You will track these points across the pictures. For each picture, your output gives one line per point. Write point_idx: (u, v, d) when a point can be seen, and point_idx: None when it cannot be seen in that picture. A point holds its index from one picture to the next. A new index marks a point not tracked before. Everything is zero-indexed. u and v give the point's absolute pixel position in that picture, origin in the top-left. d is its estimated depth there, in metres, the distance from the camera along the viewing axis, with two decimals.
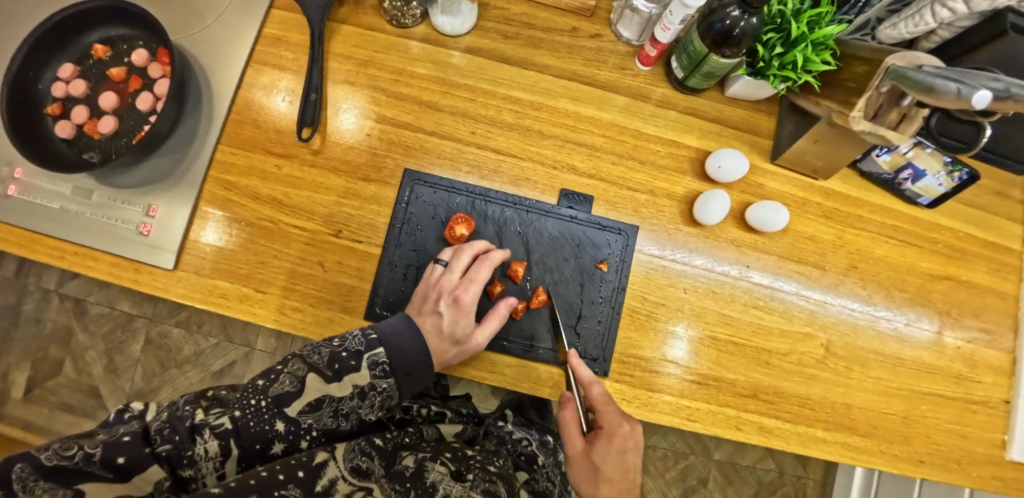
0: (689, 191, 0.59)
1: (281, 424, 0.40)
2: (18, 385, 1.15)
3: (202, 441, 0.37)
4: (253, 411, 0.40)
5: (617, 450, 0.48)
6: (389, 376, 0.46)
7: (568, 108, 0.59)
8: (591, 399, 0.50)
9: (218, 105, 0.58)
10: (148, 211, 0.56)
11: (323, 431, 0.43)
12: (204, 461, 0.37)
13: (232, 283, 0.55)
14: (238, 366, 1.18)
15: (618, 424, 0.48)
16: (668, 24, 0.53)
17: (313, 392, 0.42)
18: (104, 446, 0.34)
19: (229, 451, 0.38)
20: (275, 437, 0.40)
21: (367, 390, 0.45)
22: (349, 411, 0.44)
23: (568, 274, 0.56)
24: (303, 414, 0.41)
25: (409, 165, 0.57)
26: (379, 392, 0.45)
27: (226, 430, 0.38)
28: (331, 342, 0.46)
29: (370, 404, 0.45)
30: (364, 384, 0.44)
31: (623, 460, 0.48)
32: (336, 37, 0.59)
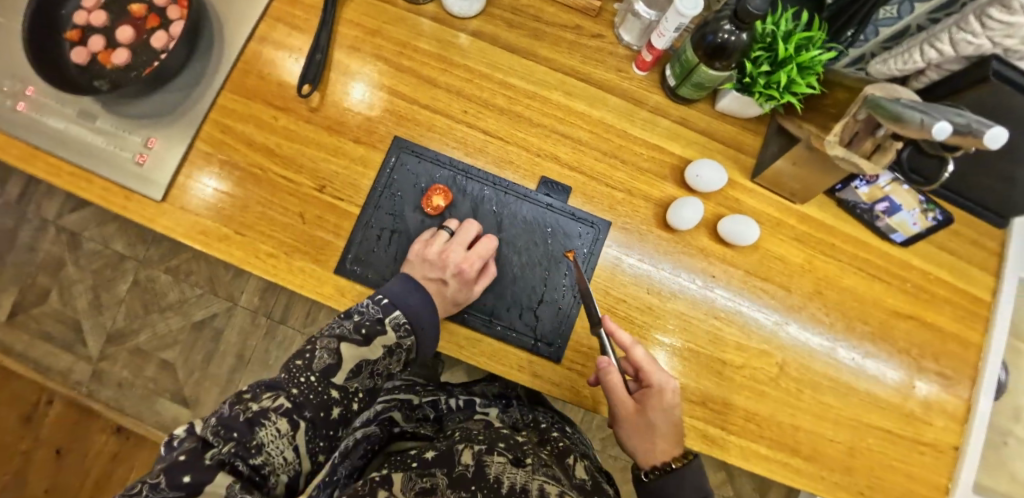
0: (665, 196, 0.61)
1: (335, 391, 0.45)
2: (4, 308, 1.18)
3: (266, 427, 0.39)
4: (305, 386, 0.44)
5: (669, 405, 0.52)
6: (410, 334, 0.52)
7: (560, 100, 0.61)
8: (637, 361, 0.53)
9: (227, 52, 0.60)
10: (146, 143, 0.59)
11: (364, 388, 0.49)
12: (275, 439, 0.39)
13: (214, 222, 0.57)
14: (218, 319, 1.21)
15: (667, 381, 0.53)
16: (663, 30, 0.55)
17: (350, 359, 0.48)
18: (166, 469, 0.34)
19: (297, 426, 0.41)
20: (333, 403, 0.45)
21: (394, 348, 0.51)
22: (385, 368, 0.50)
23: (536, 258, 0.58)
24: (349, 380, 0.47)
25: (400, 134, 0.59)
26: (404, 348, 0.52)
27: (288, 408, 0.41)
28: (346, 315, 0.50)
29: (397, 359, 0.51)
30: (392, 342, 0.51)
31: (673, 414, 0.53)
32: (349, 4, 0.61)
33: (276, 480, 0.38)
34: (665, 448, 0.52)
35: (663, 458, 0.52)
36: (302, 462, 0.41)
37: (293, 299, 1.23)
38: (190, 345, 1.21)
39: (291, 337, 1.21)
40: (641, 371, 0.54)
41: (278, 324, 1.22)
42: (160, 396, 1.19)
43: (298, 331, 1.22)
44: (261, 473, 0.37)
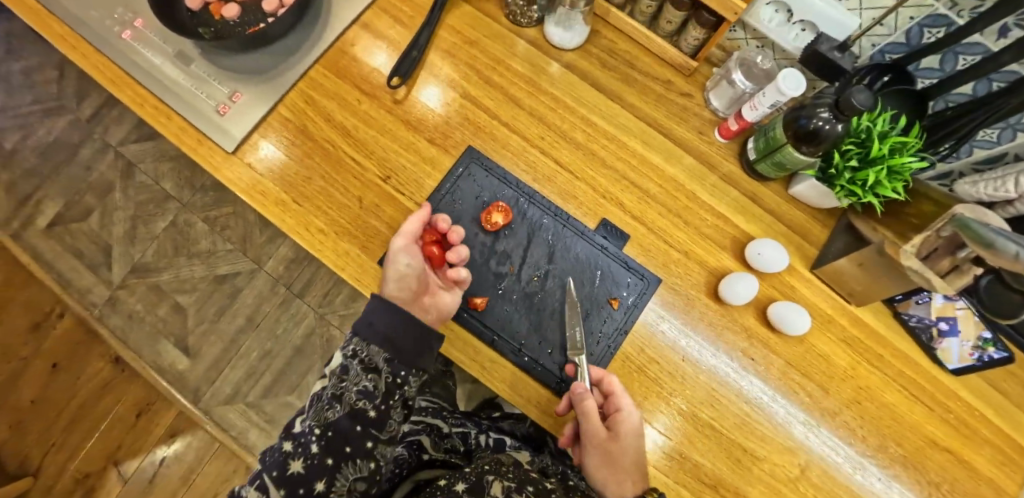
0: (720, 266, 0.60)
1: (287, 444, 0.44)
2: (44, 216, 1.22)
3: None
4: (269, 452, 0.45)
5: (636, 428, 0.51)
6: (354, 339, 0.48)
7: (637, 148, 0.61)
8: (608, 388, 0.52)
9: (328, 30, 0.62)
10: (231, 96, 0.60)
11: (322, 423, 0.45)
12: None
13: (277, 187, 0.58)
14: (240, 277, 1.22)
15: (631, 409, 0.51)
16: (757, 103, 0.55)
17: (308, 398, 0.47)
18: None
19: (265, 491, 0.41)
20: (289, 458, 0.43)
21: (342, 370, 0.47)
22: (348, 386, 0.46)
23: (579, 298, 0.57)
24: (303, 424, 0.45)
25: (474, 144, 0.59)
26: (354, 364, 0.47)
27: (256, 474, 0.43)
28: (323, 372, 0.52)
29: (354, 376, 0.47)
30: (340, 364, 0.48)
31: (640, 441, 0.51)
32: (454, 12, 0.62)
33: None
34: (638, 480, 0.50)
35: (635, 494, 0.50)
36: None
37: (316, 276, 1.23)
38: (207, 296, 1.22)
39: (304, 312, 1.22)
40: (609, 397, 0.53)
41: (295, 297, 1.22)
42: (164, 338, 1.20)
43: (312, 308, 1.22)
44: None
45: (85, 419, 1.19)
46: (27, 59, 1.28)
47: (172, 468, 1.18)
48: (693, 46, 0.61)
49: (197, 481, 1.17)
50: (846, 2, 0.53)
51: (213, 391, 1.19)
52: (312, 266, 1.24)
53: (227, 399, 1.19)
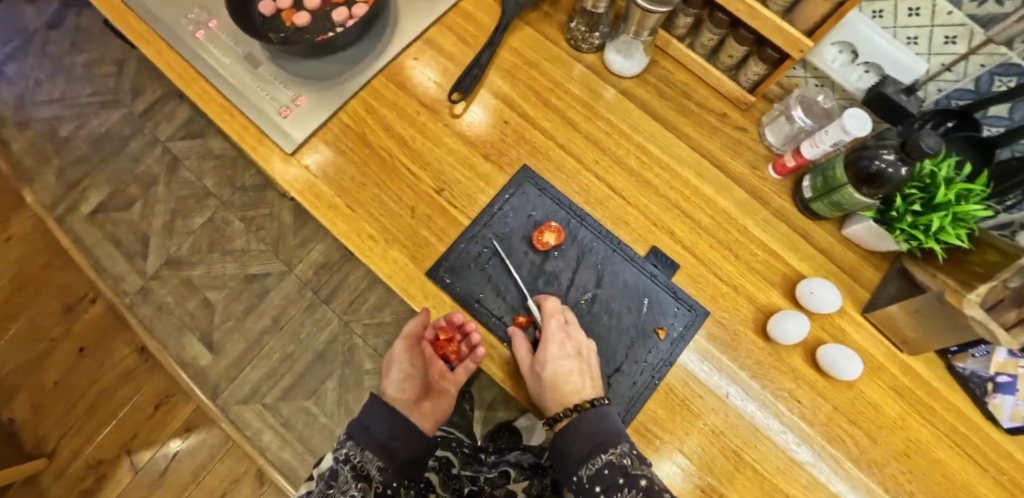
0: (770, 303, 0.59)
1: None
2: (91, 203, 1.28)
3: None
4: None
5: (554, 357, 0.50)
6: (348, 441, 0.49)
7: (690, 179, 0.61)
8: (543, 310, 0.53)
9: (393, 44, 0.63)
10: (294, 99, 0.62)
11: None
12: None
13: (331, 191, 0.58)
14: (270, 278, 1.24)
15: (555, 331, 0.51)
16: (819, 141, 0.55)
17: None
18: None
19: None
20: None
21: (334, 474, 0.47)
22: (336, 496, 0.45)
23: (625, 325, 0.56)
24: None
25: (530, 163, 0.59)
26: (345, 468, 0.47)
27: None
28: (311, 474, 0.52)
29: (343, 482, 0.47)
30: (332, 469, 0.48)
31: (563, 363, 0.50)
32: (516, 34, 0.64)
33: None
34: (555, 398, 0.51)
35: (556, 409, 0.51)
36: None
37: (344, 283, 1.24)
38: (235, 293, 1.23)
39: (329, 318, 1.22)
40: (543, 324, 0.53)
41: (322, 302, 1.23)
42: (190, 331, 1.22)
43: (337, 314, 1.22)
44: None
45: (102, 407, 1.20)
46: (90, 53, 1.38)
47: (184, 462, 1.18)
48: (753, 81, 0.61)
49: (205, 480, 1.16)
50: (915, 47, 0.53)
51: (231, 389, 1.19)
52: (340, 273, 1.25)
53: (245, 399, 1.19)
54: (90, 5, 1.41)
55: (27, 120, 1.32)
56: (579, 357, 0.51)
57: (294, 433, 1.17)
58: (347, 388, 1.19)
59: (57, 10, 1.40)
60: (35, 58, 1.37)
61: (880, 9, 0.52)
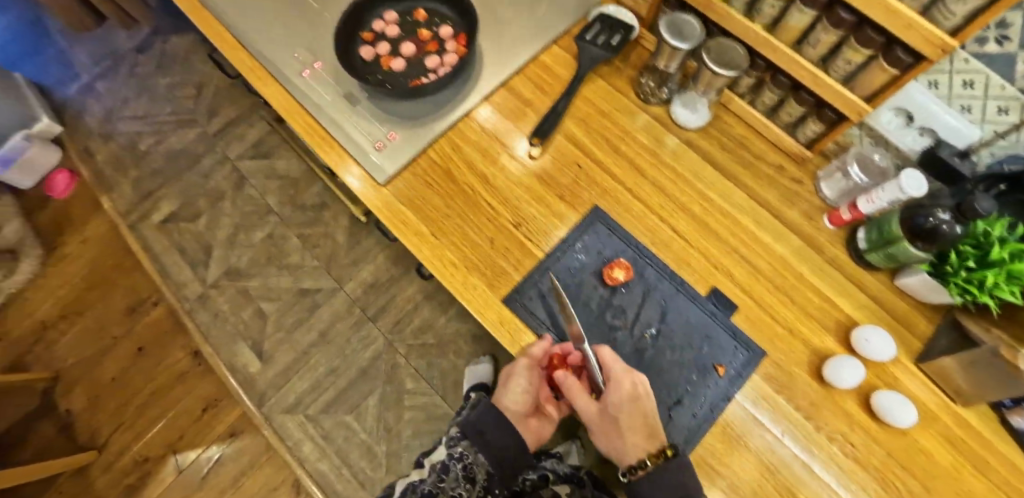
0: (824, 348, 0.62)
1: None
2: (162, 213, 1.39)
3: None
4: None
5: (619, 402, 0.52)
6: (461, 444, 0.58)
7: (748, 226, 0.65)
8: (602, 357, 0.55)
9: (478, 89, 0.70)
10: (387, 135, 0.68)
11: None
12: None
13: (417, 220, 0.64)
14: (321, 294, 1.30)
15: (618, 378, 0.52)
16: (875, 197, 0.59)
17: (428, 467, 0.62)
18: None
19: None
20: None
21: (446, 470, 0.58)
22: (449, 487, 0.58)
23: (686, 360, 0.60)
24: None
25: (600, 204, 0.64)
26: (456, 468, 0.58)
27: None
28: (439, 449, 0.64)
29: (455, 478, 0.58)
30: (445, 465, 0.59)
31: (631, 408, 0.51)
32: (590, 86, 0.70)
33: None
34: (635, 444, 0.52)
35: (636, 456, 0.52)
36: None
37: (391, 303, 1.30)
38: (288, 306, 1.30)
39: (375, 336, 1.27)
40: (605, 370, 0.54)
41: (369, 320, 1.28)
42: (242, 339, 1.28)
43: (382, 333, 1.28)
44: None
45: (154, 407, 1.26)
46: (173, 76, 1.51)
47: (226, 466, 1.21)
48: (810, 138, 0.66)
49: (244, 485, 1.20)
50: (969, 115, 0.57)
51: (277, 398, 1.24)
52: (388, 293, 1.30)
53: (288, 409, 1.23)
54: (175, 33, 1.55)
55: (112, 134, 1.47)
56: (645, 398, 0.52)
57: (333, 447, 1.20)
58: (387, 406, 1.22)
59: (147, 36, 1.55)
60: (123, 78, 1.51)
61: (935, 80, 0.57)
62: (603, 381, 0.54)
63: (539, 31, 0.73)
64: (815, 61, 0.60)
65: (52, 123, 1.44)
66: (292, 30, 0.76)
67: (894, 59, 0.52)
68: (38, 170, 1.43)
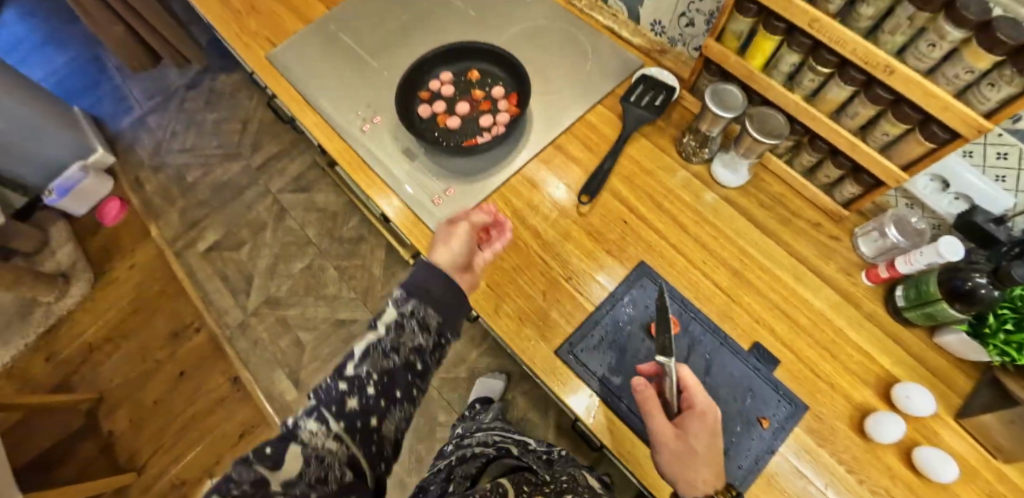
0: (864, 402, 0.64)
1: (344, 382, 0.44)
2: (207, 242, 1.46)
3: (303, 430, 0.40)
4: (319, 390, 0.44)
5: (706, 429, 0.52)
6: (409, 299, 0.50)
7: (789, 281, 0.69)
8: (684, 380, 0.55)
9: (529, 147, 0.75)
10: (444, 190, 0.73)
11: (380, 370, 0.46)
12: (313, 437, 0.40)
13: (473, 271, 0.68)
14: (357, 325, 1.35)
15: (705, 405, 0.53)
16: (913, 259, 0.61)
17: (360, 347, 0.47)
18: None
19: (328, 420, 0.41)
20: (346, 395, 0.43)
21: (400, 321, 0.48)
22: (405, 341, 0.48)
23: (730, 412, 0.62)
24: (357, 366, 0.45)
25: (646, 260, 0.68)
26: (411, 317, 0.49)
27: (308, 410, 0.42)
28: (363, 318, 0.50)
29: (411, 328, 0.49)
30: (397, 316, 0.49)
31: (712, 442, 0.51)
32: (634, 145, 0.75)
33: (333, 467, 0.40)
34: (707, 479, 0.49)
35: (706, 491, 0.49)
36: (337, 475, 0.40)
37: None
38: (325, 336, 1.35)
39: None
40: (686, 395, 0.54)
41: None
42: (280, 367, 1.33)
43: None
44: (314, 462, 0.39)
45: (193, 430, 1.30)
46: (220, 111, 1.60)
47: None
48: (847, 198, 0.69)
49: None
50: (1004, 183, 0.59)
51: None
52: None
53: None
54: (224, 71, 1.64)
55: (162, 165, 1.55)
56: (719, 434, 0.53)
57: None
58: (420, 438, 1.25)
59: (197, 74, 1.64)
60: (173, 113, 1.60)
61: (969, 150, 0.59)
62: (680, 407, 0.55)
63: (584, 94, 0.79)
64: (854, 130, 0.63)
65: (106, 154, 1.52)
66: (356, 92, 0.84)
67: (931, 134, 0.55)
68: (91, 198, 1.50)
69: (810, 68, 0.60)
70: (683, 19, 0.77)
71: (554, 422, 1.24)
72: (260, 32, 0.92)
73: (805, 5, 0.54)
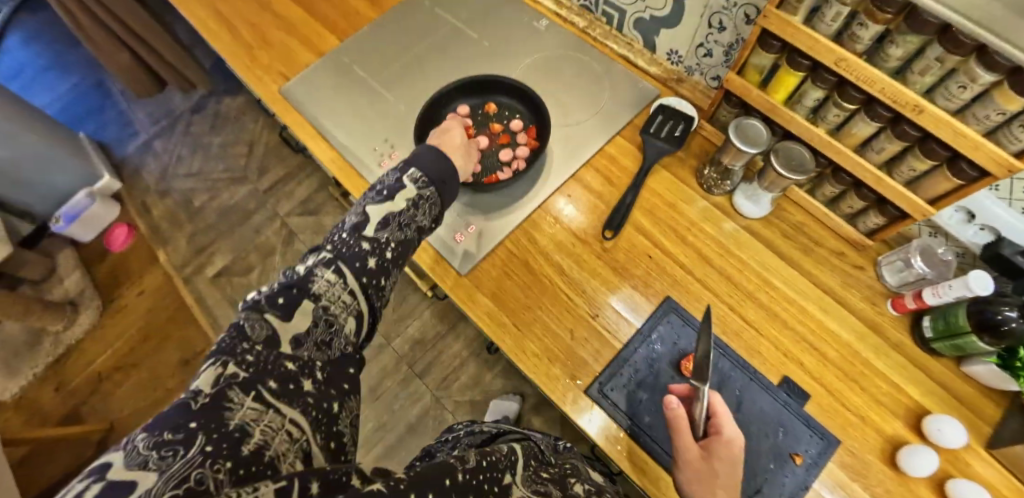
0: (895, 434, 0.64)
1: (365, 243, 0.50)
2: (215, 267, 1.45)
3: (319, 279, 0.44)
4: (340, 244, 0.49)
5: (731, 457, 0.51)
6: (427, 186, 0.58)
7: (814, 313, 0.69)
8: (715, 406, 0.54)
9: (550, 181, 0.75)
10: (465, 226, 0.72)
11: (396, 240, 0.53)
12: (330, 288, 0.44)
13: (498, 309, 0.67)
14: (369, 349, 1.35)
15: (734, 433, 0.52)
16: (942, 291, 0.62)
17: (376, 215, 0.52)
18: (169, 426, 0.28)
19: (344, 274, 0.46)
20: (367, 255, 0.49)
21: (416, 201, 0.56)
22: (412, 218, 0.55)
23: (762, 449, 0.62)
24: (377, 233, 0.51)
25: (671, 294, 0.68)
26: (424, 199, 0.57)
27: (328, 263, 0.46)
28: (372, 185, 0.57)
29: (421, 211, 0.56)
30: (414, 194, 0.56)
31: (736, 472, 0.50)
32: (655, 177, 0.75)
33: (343, 319, 0.44)
34: None
35: None
36: (344, 323, 0.44)
37: (437, 360, 1.33)
38: None
39: (422, 392, 1.30)
40: (714, 420, 0.53)
41: (416, 376, 1.32)
42: None
43: (429, 389, 1.31)
44: (327, 311, 0.43)
45: None
46: (226, 135, 1.59)
47: None
48: (871, 228, 0.69)
49: None
50: None
51: None
52: (434, 350, 1.34)
53: None
54: (229, 94, 1.64)
55: (168, 190, 1.54)
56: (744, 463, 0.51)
57: None
58: None
59: (202, 97, 1.64)
60: (179, 137, 1.60)
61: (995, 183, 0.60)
62: (705, 431, 0.53)
63: (602, 125, 0.79)
64: (879, 163, 0.63)
65: (112, 180, 1.51)
66: (373, 126, 0.85)
67: (959, 170, 0.55)
68: (97, 225, 1.49)
69: (836, 104, 0.60)
70: (700, 49, 0.77)
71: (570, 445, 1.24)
72: (273, 65, 0.92)
73: (832, 44, 0.54)
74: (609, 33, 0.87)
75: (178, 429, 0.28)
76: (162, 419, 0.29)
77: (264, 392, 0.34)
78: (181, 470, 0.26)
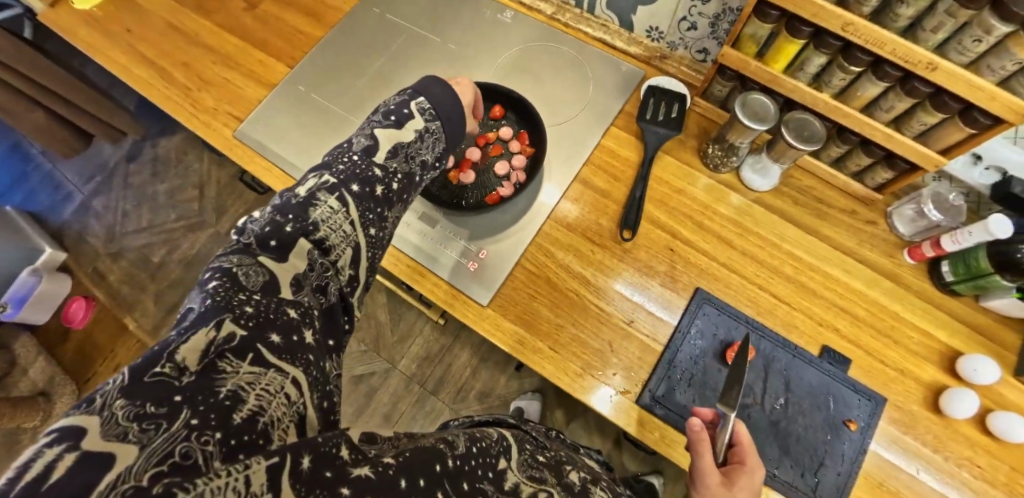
0: (933, 381, 0.64)
1: (377, 169, 0.49)
2: None
3: (322, 204, 0.43)
4: (352, 165, 0.48)
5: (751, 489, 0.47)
6: (434, 120, 0.56)
7: (839, 276, 0.68)
8: (738, 436, 0.51)
9: (553, 187, 0.71)
10: (477, 251, 0.68)
11: (403, 174, 0.52)
12: (333, 213, 0.43)
13: (532, 336, 0.64)
14: (376, 377, 1.30)
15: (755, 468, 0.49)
16: (961, 238, 0.61)
17: (387, 142, 0.51)
18: (152, 397, 0.26)
19: (348, 203, 0.45)
20: (376, 180, 0.48)
21: (423, 132, 0.55)
22: (416, 152, 0.54)
23: (817, 423, 0.63)
24: (388, 161, 0.51)
25: (701, 285, 0.67)
26: (430, 131, 0.56)
27: (333, 187, 0.45)
28: (381, 110, 0.56)
29: (427, 145, 0.55)
30: (420, 128, 0.55)
31: None
32: (658, 165, 0.73)
33: (339, 251, 0.43)
34: None
35: None
36: (341, 257, 0.43)
37: (448, 374, 1.30)
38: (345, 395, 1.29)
39: (439, 408, 1.27)
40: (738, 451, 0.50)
41: (429, 394, 1.28)
42: None
43: (446, 405, 1.28)
44: (322, 249, 0.42)
45: None
46: (171, 180, 1.46)
47: None
48: (879, 183, 0.69)
49: None
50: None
51: None
52: (443, 364, 1.31)
53: None
54: (164, 135, 1.50)
55: (121, 250, 1.41)
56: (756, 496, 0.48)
57: None
58: None
59: (134, 143, 1.49)
60: (120, 191, 1.46)
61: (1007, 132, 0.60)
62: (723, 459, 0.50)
63: (590, 118, 0.76)
64: (887, 121, 0.62)
65: (56, 251, 1.37)
66: None
67: (972, 120, 0.53)
68: (52, 303, 1.35)
69: (841, 68, 0.58)
70: (683, 24, 0.73)
71: (596, 432, 1.24)
72: (220, 107, 0.83)
73: (838, 9, 0.52)
74: (581, 17, 0.82)
75: (162, 402, 0.26)
76: (141, 385, 0.26)
77: (261, 352, 0.32)
78: (164, 446, 0.24)
